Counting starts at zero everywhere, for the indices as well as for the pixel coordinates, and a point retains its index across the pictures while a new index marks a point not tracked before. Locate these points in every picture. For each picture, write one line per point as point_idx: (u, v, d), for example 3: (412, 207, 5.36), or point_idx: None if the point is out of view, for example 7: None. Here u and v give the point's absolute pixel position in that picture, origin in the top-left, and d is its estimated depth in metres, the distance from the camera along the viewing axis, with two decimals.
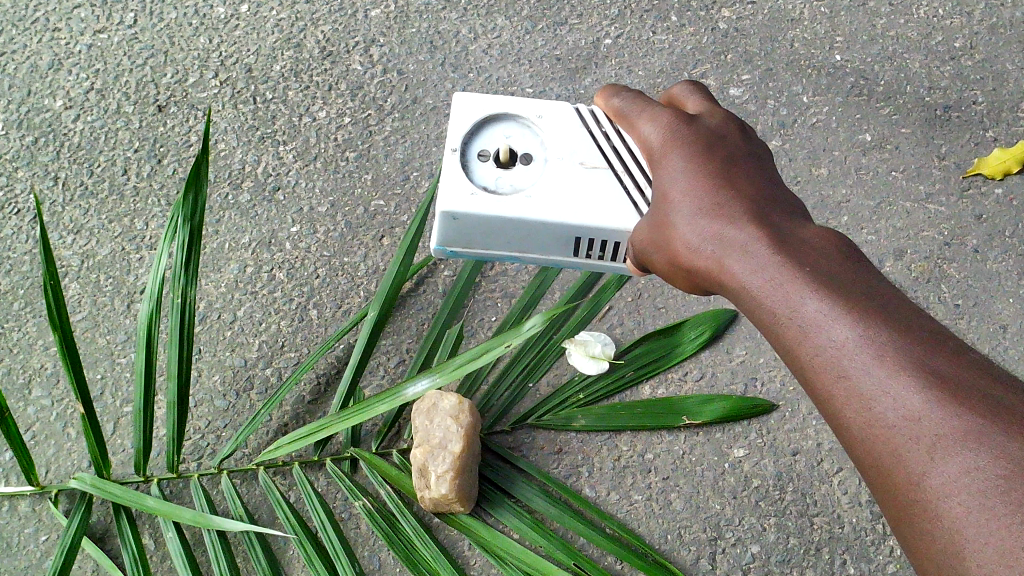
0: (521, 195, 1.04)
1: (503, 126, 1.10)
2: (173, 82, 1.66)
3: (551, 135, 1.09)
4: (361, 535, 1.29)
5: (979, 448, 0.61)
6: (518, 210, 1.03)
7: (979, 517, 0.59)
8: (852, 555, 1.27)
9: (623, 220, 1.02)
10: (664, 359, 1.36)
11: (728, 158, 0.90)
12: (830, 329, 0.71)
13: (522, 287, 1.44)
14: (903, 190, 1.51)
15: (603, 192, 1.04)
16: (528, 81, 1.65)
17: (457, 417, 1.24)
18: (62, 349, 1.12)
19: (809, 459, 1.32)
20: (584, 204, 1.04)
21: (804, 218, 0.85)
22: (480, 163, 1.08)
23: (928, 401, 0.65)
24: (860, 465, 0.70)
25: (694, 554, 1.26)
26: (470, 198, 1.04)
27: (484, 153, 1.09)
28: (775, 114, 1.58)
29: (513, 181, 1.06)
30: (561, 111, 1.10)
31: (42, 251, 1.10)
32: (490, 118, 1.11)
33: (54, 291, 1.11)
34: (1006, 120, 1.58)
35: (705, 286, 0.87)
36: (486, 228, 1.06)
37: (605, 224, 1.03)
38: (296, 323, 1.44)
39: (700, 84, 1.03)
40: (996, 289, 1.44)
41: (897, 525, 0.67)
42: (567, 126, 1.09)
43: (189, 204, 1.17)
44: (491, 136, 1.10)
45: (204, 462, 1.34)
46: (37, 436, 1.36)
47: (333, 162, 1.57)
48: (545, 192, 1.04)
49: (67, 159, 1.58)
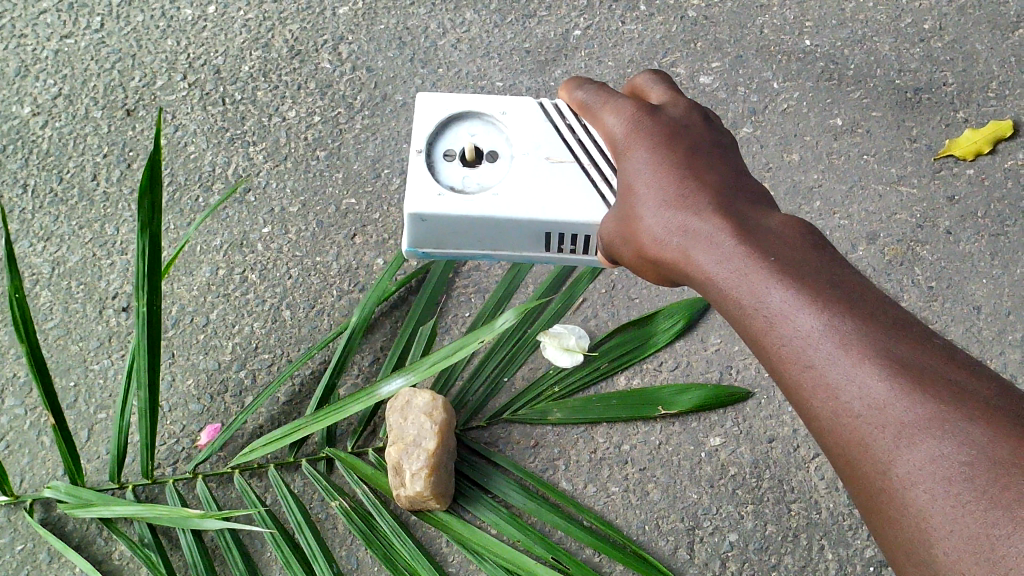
0: (488, 194, 1.04)
1: (467, 124, 1.09)
2: (141, 86, 1.64)
3: (515, 131, 1.08)
4: (339, 535, 1.29)
5: (943, 435, 0.62)
6: (487, 209, 1.03)
7: (946, 504, 0.60)
8: (830, 540, 1.27)
9: (592, 213, 1.02)
10: (640, 349, 1.35)
11: (692, 148, 0.90)
12: (796, 319, 0.71)
13: (495, 282, 1.44)
14: (874, 174, 1.51)
15: (569, 186, 1.04)
16: (497, 75, 1.64)
17: (430, 413, 1.23)
18: (30, 360, 1.13)
19: (786, 446, 1.32)
20: (552, 199, 1.04)
21: (768, 207, 0.85)
22: (445, 162, 1.07)
23: (894, 390, 0.65)
24: (827, 452, 0.70)
25: (672, 544, 1.26)
26: (437, 200, 1.04)
27: (449, 153, 1.08)
28: (746, 101, 1.58)
29: (481, 179, 1.06)
30: (524, 106, 1.09)
31: (6, 264, 1.08)
32: (454, 118, 1.09)
33: (20, 304, 1.10)
34: (976, 101, 1.57)
35: (672, 277, 0.87)
36: (455, 227, 1.06)
37: (575, 218, 1.03)
38: (269, 324, 1.43)
39: (662, 74, 1.02)
40: (970, 270, 1.44)
41: (862, 510, 0.68)
42: (531, 121, 1.08)
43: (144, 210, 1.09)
44: (455, 135, 1.09)
45: (180, 467, 1.33)
46: (11, 446, 1.35)
47: (303, 162, 1.56)
48: (512, 189, 1.04)
49: (36, 166, 1.57)
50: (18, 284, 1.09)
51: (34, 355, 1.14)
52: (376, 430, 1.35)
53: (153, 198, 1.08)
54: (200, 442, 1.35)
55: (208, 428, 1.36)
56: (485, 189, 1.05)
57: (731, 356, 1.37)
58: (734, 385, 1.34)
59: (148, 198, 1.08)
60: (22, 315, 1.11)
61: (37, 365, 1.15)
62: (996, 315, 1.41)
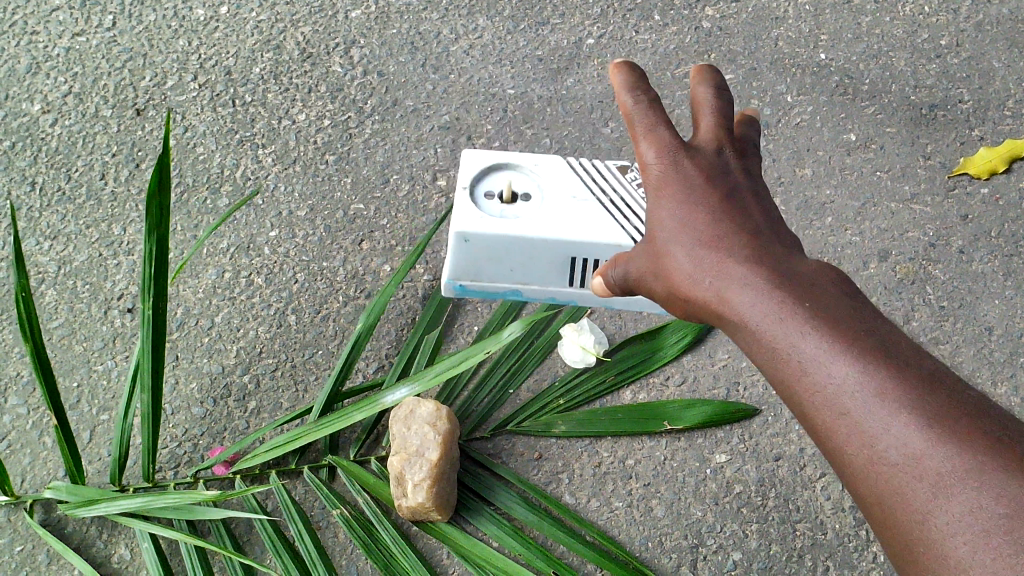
0: (515, 219, 1.14)
1: (505, 172, 1.19)
2: (152, 85, 1.65)
3: (550, 179, 1.18)
4: (340, 544, 1.27)
5: (983, 490, 0.60)
6: (516, 231, 1.13)
7: (991, 561, 0.58)
8: (835, 561, 1.24)
9: (620, 236, 1.12)
10: (646, 364, 1.34)
11: (726, 182, 0.87)
12: (830, 366, 0.69)
13: (502, 292, 1.42)
14: (888, 190, 1.49)
15: (595, 213, 1.14)
16: (509, 82, 1.63)
17: (435, 424, 1.22)
18: (34, 361, 1.16)
19: (792, 465, 1.30)
20: (577, 222, 1.14)
21: (798, 248, 0.83)
22: (485, 200, 1.17)
23: (934, 445, 0.63)
24: (859, 505, 0.68)
25: (676, 562, 1.24)
26: (481, 221, 1.14)
27: (488, 194, 1.18)
28: (759, 114, 1.57)
29: (507, 205, 1.16)
30: (559, 161, 1.19)
31: (14, 263, 1.13)
32: (495, 167, 1.19)
33: (25, 302, 1.14)
34: (992, 119, 1.56)
35: (697, 318, 0.83)
36: (494, 248, 1.16)
37: (603, 239, 1.12)
38: (274, 329, 1.41)
39: (711, 74, 0.95)
40: (983, 290, 1.40)
41: (897, 563, 0.65)
42: (565, 172, 1.18)
43: (154, 210, 1.12)
44: (495, 180, 1.19)
45: (181, 471, 1.31)
46: (13, 445, 1.35)
47: (312, 165, 1.56)
48: (539, 213, 1.15)
49: (44, 164, 1.57)
50: (23, 283, 1.14)
51: (39, 357, 1.17)
52: (378, 439, 1.34)
53: (162, 196, 1.11)
54: (215, 450, 1.32)
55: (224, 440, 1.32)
56: (511, 215, 1.15)
57: (739, 372, 1.36)
58: (740, 402, 1.33)
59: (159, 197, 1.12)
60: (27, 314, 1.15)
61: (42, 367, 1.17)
62: (1008, 337, 1.36)
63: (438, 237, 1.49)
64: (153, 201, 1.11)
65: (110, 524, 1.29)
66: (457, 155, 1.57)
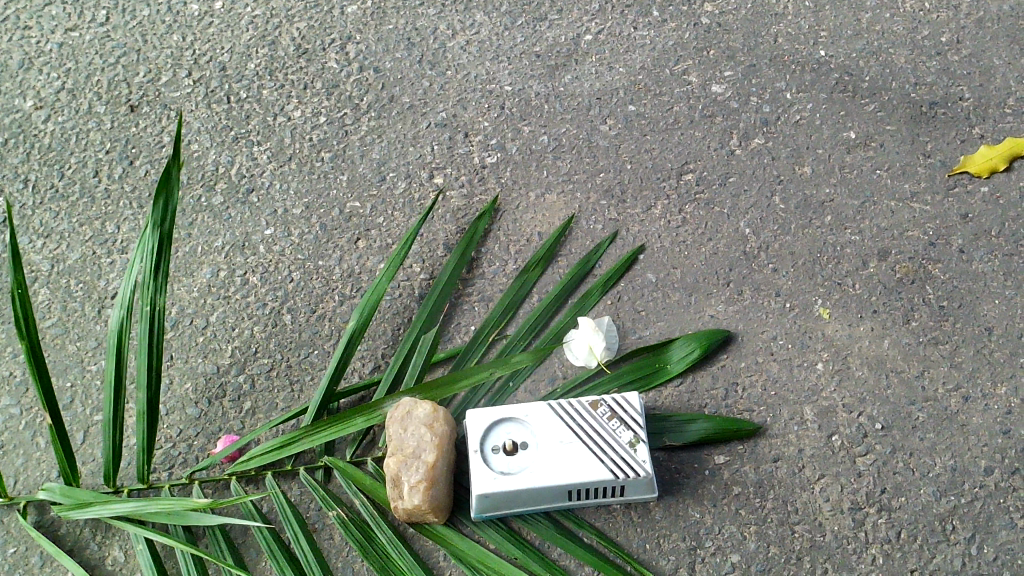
0: (520, 472, 1.18)
1: (507, 427, 1.23)
2: (146, 81, 1.64)
3: (550, 433, 1.22)
4: (335, 545, 1.26)
5: None
6: (520, 489, 1.17)
7: None
8: (834, 564, 1.20)
9: (602, 470, 1.18)
10: (652, 377, 1.30)
11: None
12: None
13: (500, 292, 1.41)
14: (887, 189, 1.48)
15: (583, 451, 1.20)
16: (507, 78, 1.62)
17: (431, 426, 1.20)
18: (30, 356, 1.15)
19: (791, 466, 1.27)
20: (570, 468, 1.19)
21: None
22: (496, 455, 1.20)
23: None
24: None
25: (673, 564, 1.21)
26: (500, 480, 1.18)
27: (497, 449, 1.21)
28: (758, 112, 1.56)
29: (511, 458, 1.20)
30: (553, 410, 1.24)
31: (13, 259, 1.16)
32: (498, 421, 1.23)
33: (21, 298, 1.16)
34: (993, 117, 1.55)
35: None
36: (513, 489, 1.18)
37: (590, 477, 1.18)
38: (269, 328, 1.40)
39: None
40: (982, 290, 1.39)
41: None
42: (561, 422, 1.23)
43: (161, 207, 1.21)
44: (500, 435, 1.22)
45: (176, 472, 1.30)
46: (6, 446, 1.33)
47: (307, 163, 1.55)
48: (538, 458, 1.19)
49: (37, 161, 1.56)
50: (22, 279, 1.16)
51: (34, 353, 1.16)
52: (375, 439, 1.33)
53: (168, 195, 1.21)
54: (212, 449, 1.31)
55: (223, 437, 1.31)
56: (514, 469, 1.19)
57: (738, 372, 1.34)
58: (745, 419, 1.29)
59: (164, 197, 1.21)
60: (23, 311, 1.16)
61: (36, 365, 1.17)
62: (1007, 337, 1.35)
63: (434, 236, 1.48)
64: (161, 198, 1.20)
65: (104, 526, 1.28)
66: (453, 152, 1.55)
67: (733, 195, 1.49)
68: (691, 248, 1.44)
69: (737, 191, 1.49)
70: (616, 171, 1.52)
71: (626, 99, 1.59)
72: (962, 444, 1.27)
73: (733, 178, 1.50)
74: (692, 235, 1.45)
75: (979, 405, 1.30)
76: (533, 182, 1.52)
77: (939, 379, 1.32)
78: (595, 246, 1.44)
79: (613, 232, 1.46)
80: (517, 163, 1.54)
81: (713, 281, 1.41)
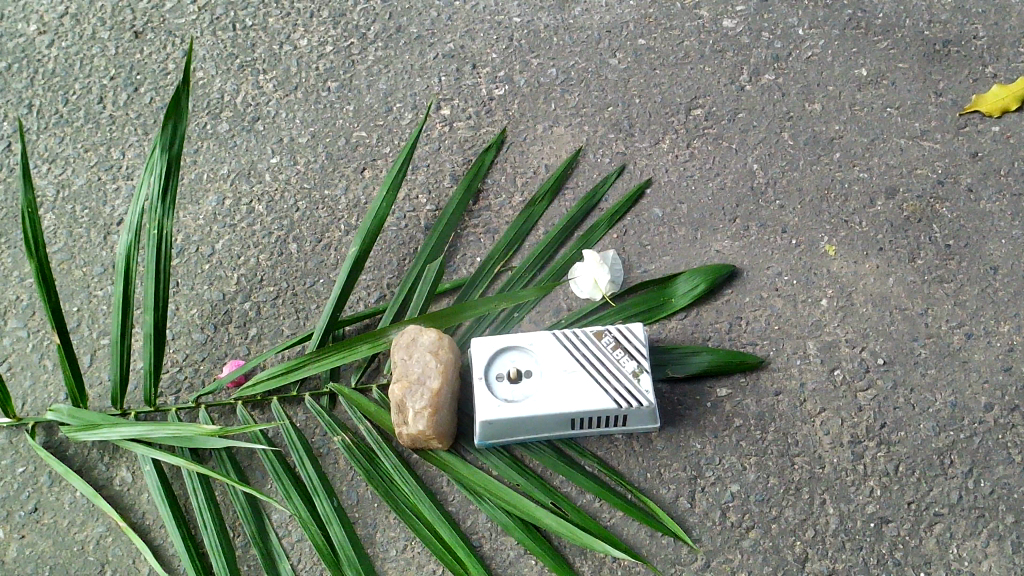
0: (523, 400, 1.19)
1: (513, 355, 1.23)
2: (150, 7, 1.63)
3: (554, 363, 1.22)
4: (340, 470, 1.27)
5: None
6: (523, 417, 1.19)
7: None
8: (831, 495, 1.22)
9: (605, 400, 1.19)
10: (656, 310, 1.30)
11: None
12: None
13: (506, 224, 1.41)
14: (897, 127, 1.47)
15: (586, 380, 1.21)
16: (515, 10, 1.60)
17: (437, 352, 1.20)
18: (39, 276, 1.16)
19: (792, 400, 1.28)
20: (574, 397, 1.20)
21: None
22: (500, 386, 1.21)
23: None
24: None
25: (673, 493, 1.23)
26: (501, 412, 1.19)
27: (501, 379, 1.21)
28: (769, 48, 1.55)
29: (514, 386, 1.21)
30: (556, 338, 1.24)
31: (22, 178, 1.15)
32: (503, 350, 1.23)
33: (31, 218, 1.15)
34: (1007, 56, 1.53)
35: None
36: (514, 422, 1.19)
37: (593, 406, 1.19)
38: (275, 256, 1.40)
39: None
40: (989, 229, 1.38)
41: None
42: (563, 352, 1.22)
43: (169, 131, 1.20)
44: (504, 363, 1.22)
45: (183, 396, 1.31)
46: (14, 368, 1.35)
47: (314, 92, 1.54)
48: (541, 386, 1.21)
49: (42, 87, 1.56)
50: (32, 199, 1.16)
51: (42, 273, 1.17)
52: (380, 367, 1.33)
53: (178, 120, 1.20)
54: (218, 374, 1.32)
55: (229, 362, 1.31)
56: (518, 397, 1.20)
57: (741, 307, 1.34)
58: (746, 353, 1.29)
59: (173, 121, 1.20)
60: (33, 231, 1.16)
61: (45, 284, 1.17)
62: (1012, 276, 1.35)
63: (441, 167, 1.47)
64: (170, 123, 1.20)
65: (112, 447, 1.30)
66: (461, 84, 1.54)
67: (741, 131, 1.48)
68: (698, 183, 1.44)
69: (745, 127, 1.48)
70: (625, 105, 1.51)
71: (636, 32, 1.57)
72: (963, 380, 1.28)
73: (742, 114, 1.49)
74: (699, 169, 1.45)
75: (981, 343, 1.30)
76: (541, 115, 1.51)
77: (943, 317, 1.33)
78: (602, 179, 1.44)
79: (620, 166, 1.45)
80: (524, 95, 1.53)
81: (719, 216, 1.41)
